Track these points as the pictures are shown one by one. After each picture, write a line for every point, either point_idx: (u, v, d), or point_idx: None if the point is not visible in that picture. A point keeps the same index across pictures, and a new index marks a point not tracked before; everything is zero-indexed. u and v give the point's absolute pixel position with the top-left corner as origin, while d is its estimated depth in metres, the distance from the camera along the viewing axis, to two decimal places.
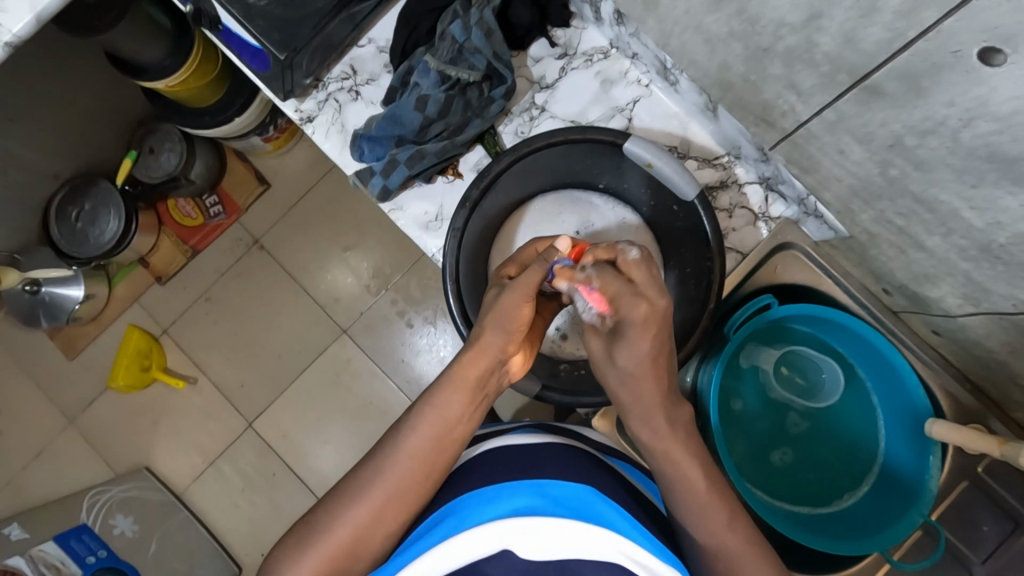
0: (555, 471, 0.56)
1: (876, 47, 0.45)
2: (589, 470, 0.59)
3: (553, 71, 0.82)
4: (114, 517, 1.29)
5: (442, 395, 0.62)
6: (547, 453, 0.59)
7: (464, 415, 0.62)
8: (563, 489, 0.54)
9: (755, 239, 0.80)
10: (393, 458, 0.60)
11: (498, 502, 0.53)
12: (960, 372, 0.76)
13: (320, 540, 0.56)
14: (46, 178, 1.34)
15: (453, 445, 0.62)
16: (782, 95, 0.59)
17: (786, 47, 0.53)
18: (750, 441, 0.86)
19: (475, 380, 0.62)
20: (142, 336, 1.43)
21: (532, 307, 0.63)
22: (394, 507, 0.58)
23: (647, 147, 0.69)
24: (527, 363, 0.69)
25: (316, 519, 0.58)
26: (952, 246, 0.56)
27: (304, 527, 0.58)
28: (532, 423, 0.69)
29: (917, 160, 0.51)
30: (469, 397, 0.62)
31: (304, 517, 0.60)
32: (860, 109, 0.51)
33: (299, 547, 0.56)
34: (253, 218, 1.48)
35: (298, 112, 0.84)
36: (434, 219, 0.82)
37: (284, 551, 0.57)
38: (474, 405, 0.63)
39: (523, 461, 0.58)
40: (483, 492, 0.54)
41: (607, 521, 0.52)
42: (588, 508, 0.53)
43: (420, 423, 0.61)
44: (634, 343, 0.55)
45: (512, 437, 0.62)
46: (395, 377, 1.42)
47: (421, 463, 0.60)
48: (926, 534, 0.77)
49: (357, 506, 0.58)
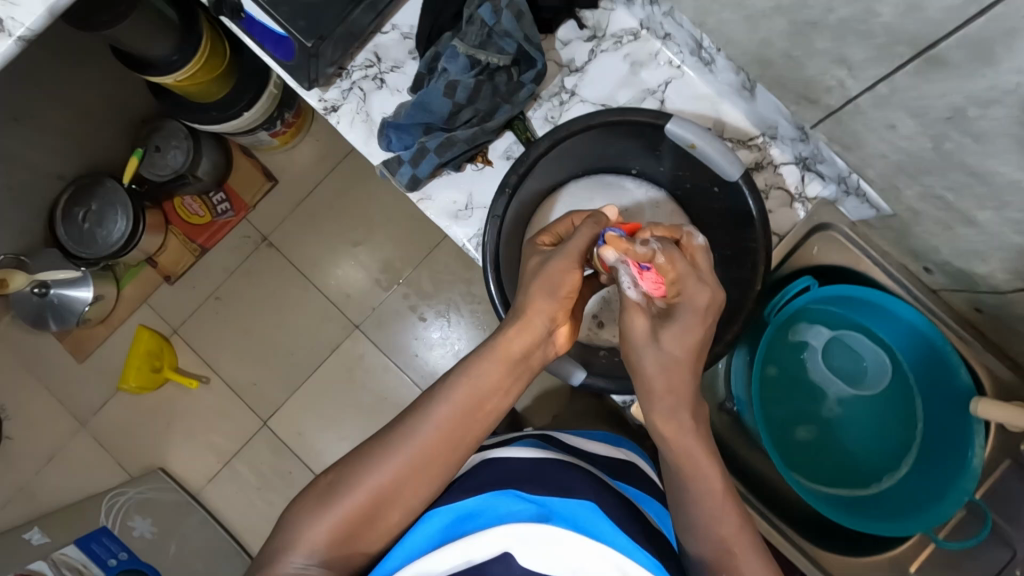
0: (557, 487, 0.57)
1: (942, 15, 0.43)
2: (592, 486, 0.59)
3: (582, 55, 0.81)
4: (132, 519, 1.28)
5: (483, 365, 0.60)
6: (552, 468, 0.60)
7: (501, 389, 0.60)
8: (562, 504, 0.55)
9: (789, 223, 0.78)
10: (423, 425, 0.58)
11: (501, 510, 0.54)
12: (999, 348, 0.76)
13: (344, 498, 0.55)
14: (51, 177, 1.32)
15: (486, 419, 0.60)
16: (830, 70, 0.58)
17: (838, 19, 0.51)
18: (780, 420, 0.85)
19: (517, 353, 0.61)
20: (153, 337, 1.42)
21: (580, 273, 0.62)
22: (423, 474, 0.57)
23: (689, 127, 0.66)
24: (572, 338, 0.67)
25: (339, 478, 0.56)
26: (1006, 220, 0.55)
27: (324, 483, 0.57)
28: (530, 436, 0.71)
29: (976, 132, 0.50)
30: (509, 369, 0.60)
31: (324, 474, 0.58)
32: (917, 81, 0.50)
33: (320, 504, 0.55)
34: (261, 215, 1.46)
35: (321, 101, 0.82)
36: (463, 208, 0.81)
37: (302, 506, 0.56)
38: (513, 379, 0.61)
39: (527, 475, 0.59)
40: (487, 499, 0.55)
41: (608, 539, 0.53)
42: (587, 522, 0.54)
43: (456, 392, 0.59)
44: (687, 328, 0.55)
45: (515, 450, 0.64)
46: (409, 372, 1.41)
47: (453, 430, 0.58)
48: (971, 513, 0.77)
49: (383, 467, 0.56)
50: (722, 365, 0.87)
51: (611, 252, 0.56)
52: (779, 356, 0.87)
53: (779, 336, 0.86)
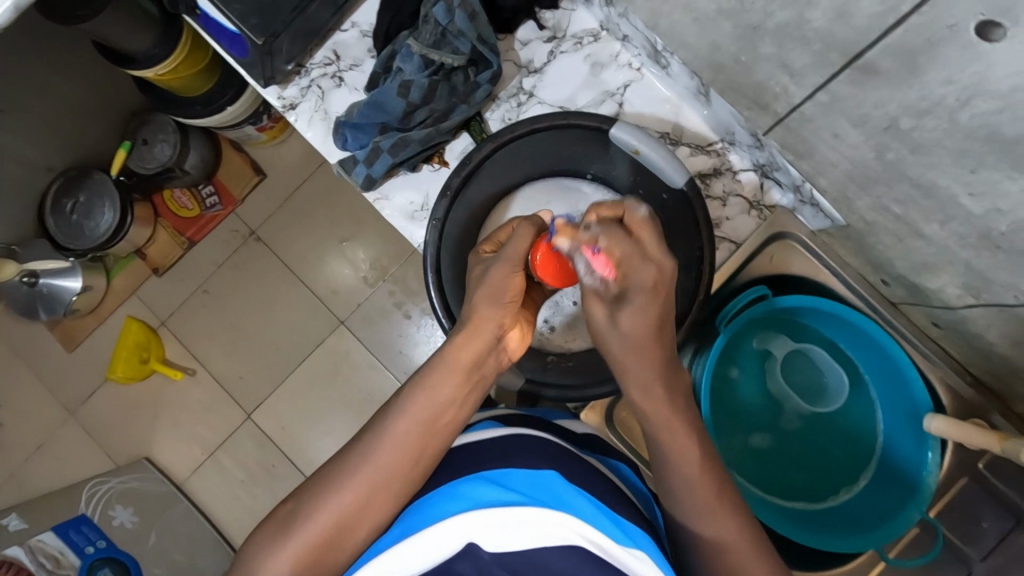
0: (521, 461, 0.55)
1: (868, 22, 0.42)
2: (559, 458, 0.57)
3: (541, 55, 0.80)
4: (113, 508, 1.26)
5: (434, 379, 0.57)
6: (517, 442, 0.57)
7: (456, 400, 0.58)
8: (527, 480, 0.53)
9: (749, 228, 0.77)
10: (379, 446, 0.55)
11: (463, 496, 0.51)
12: (960, 365, 0.74)
13: (305, 525, 0.53)
14: (42, 171, 1.32)
15: (444, 432, 0.57)
16: (774, 76, 0.56)
17: (776, 25, 0.50)
18: (733, 428, 0.83)
19: (469, 362, 0.58)
20: (141, 329, 1.42)
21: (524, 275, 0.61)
22: (383, 496, 0.54)
23: (633, 132, 0.69)
24: (525, 340, 0.63)
25: (299, 506, 0.54)
26: (951, 233, 0.53)
27: (285, 512, 0.54)
28: (495, 412, 0.67)
29: (914, 143, 0.48)
30: (463, 379, 0.58)
31: (285, 502, 0.56)
32: (854, 90, 0.49)
33: (281, 534, 0.53)
34: (249, 209, 1.46)
35: (280, 99, 0.83)
36: (419, 209, 0.81)
37: (264, 538, 0.53)
38: (467, 390, 0.58)
39: (490, 453, 0.56)
40: (450, 487, 0.53)
41: (576, 510, 0.51)
42: (554, 494, 0.52)
43: (410, 407, 0.56)
44: (641, 309, 0.52)
45: (480, 430, 0.61)
46: (393, 369, 1.40)
47: (410, 449, 0.55)
48: (924, 530, 0.76)
49: (342, 491, 0.54)
50: (683, 371, 0.85)
51: (562, 240, 0.56)
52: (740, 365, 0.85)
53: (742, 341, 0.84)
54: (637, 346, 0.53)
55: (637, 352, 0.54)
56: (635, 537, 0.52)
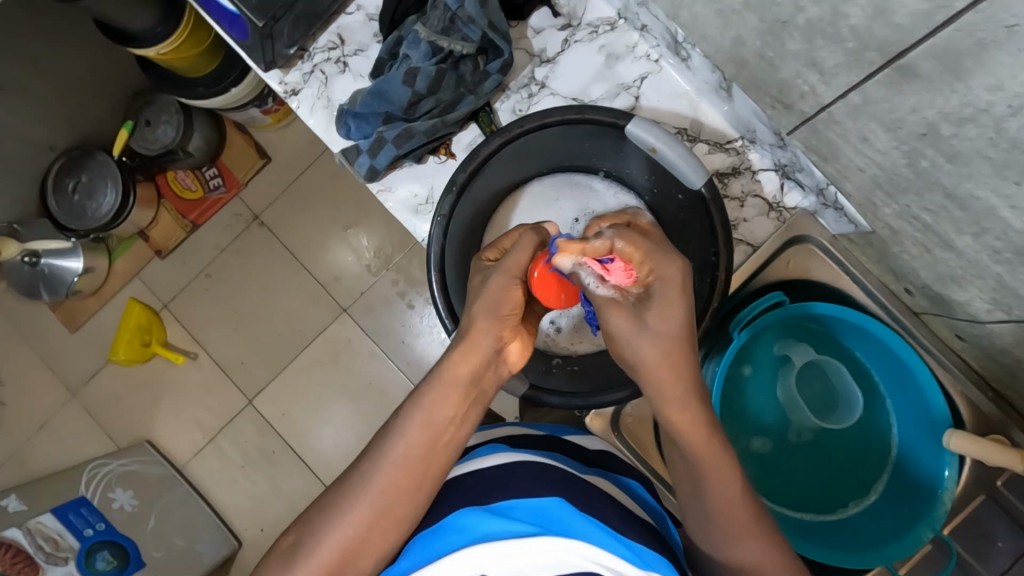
0: (522, 490, 0.53)
1: (911, 20, 0.39)
2: (560, 485, 0.56)
3: (555, 44, 0.77)
4: (113, 490, 1.21)
5: (433, 397, 0.55)
6: (519, 473, 0.56)
7: (456, 420, 0.56)
8: (532, 508, 0.51)
9: (767, 232, 0.74)
10: (379, 469, 0.53)
11: (465, 528, 0.49)
12: (981, 378, 0.71)
13: (308, 558, 0.50)
14: (43, 149, 1.29)
15: (445, 451, 0.55)
16: (801, 74, 0.53)
17: (807, 20, 0.46)
18: (736, 431, 0.81)
19: (468, 378, 0.56)
20: (143, 311, 1.38)
21: (523, 288, 0.59)
22: (387, 522, 0.52)
23: (651, 130, 0.66)
24: (526, 353, 0.61)
25: (300, 538, 0.51)
26: (984, 247, 0.50)
27: (285, 546, 0.52)
28: (495, 438, 0.68)
29: (951, 151, 0.45)
30: (461, 396, 0.56)
31: (285, 534, 0.53)
32: (888, 93, 0.46)
33: (282, 568, 0.50)
34: (253, 192, 1.41)
35: (282, 84, 0.81)
36: (424, 202, 0.79)
37: (265, 574, 0.51)
38: (467, 406, 0.57)
39: (489, 484, 0.55)
40: (451, 520, 0.51)
41: (582, 535, 0.49)
42: (561, 522, 0.50)
43: (408, 429, 0.54)
44: (668, 302, 0.52)
45: (482, 460, 0.59)
46: (395, 359, 1.36)
47: (410, 472, 0.53)
48: (937, 547, 0.74)
49: (344, 520, 0.51)
50: None
51: (567, 255, 0.54)
52: (752, 368, 0.83)
53: (756, 342, 0.82)
54: (664, 344, 0.52)
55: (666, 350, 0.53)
56: (644, 556, 0.51)
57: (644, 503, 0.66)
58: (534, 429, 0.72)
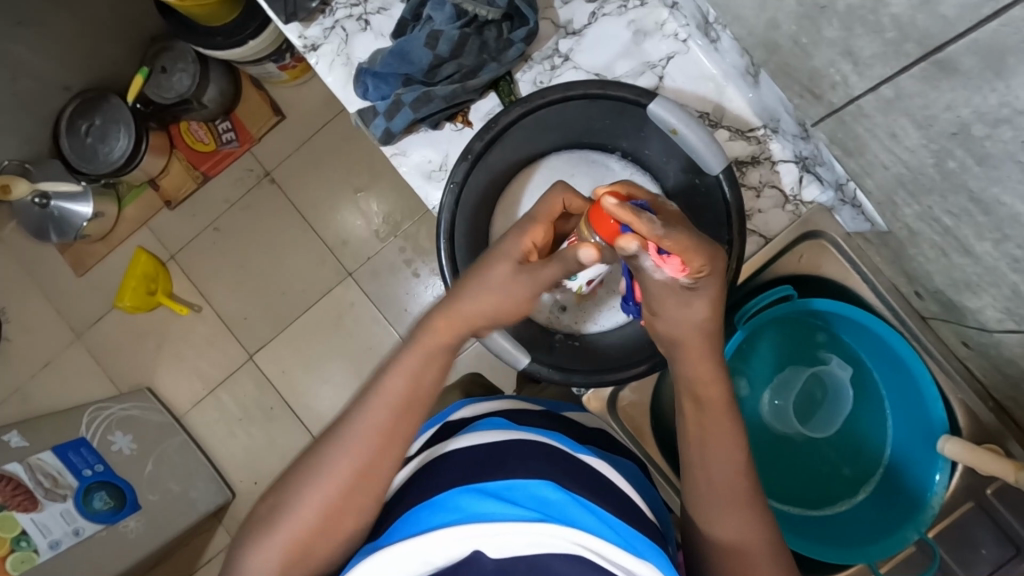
0: (524, 471, 0.54)
1: (956, 13, 0.37)
2: (559, 468, 0.56)
3: (582, 16, 0.76)
4: (113, 433, 1.20)
5: (411, 360, 0.58)
6: (521, 453, 0.56)
7: (426, 369, 0.58)
8: (532, 491, 0.52)
9: (781, 224, 0.74)
10: (351, 431, 0.55)
11: (461, 506, 0.50)
12: (983, 388, 0.72)
13: (289, 522, 0.53)
14: (58, 90, 1.27)
15: (419, 404, 0.57)
16: (834, 63, 0.51)
17: (847, 6, 0.45)
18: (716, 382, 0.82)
19: (438, 343, 0.58)
20: (150, 260, 1.38)
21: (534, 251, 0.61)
22: (365, 485, 0.55)
23: (673, 111, 0.66)
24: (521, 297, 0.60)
25: (280, 503, 0.54)
26: (1004, 255, 0.50)
27: (267, 510, 0.55)
28: (497, 408, 0.67)
29: (981, 153, 0.44)
30: (427, 357, 0.58)
31: (265, 499, 0.56)
32: (924, 87, 0.44)
33: (264, 531, 0.54)
34: (266, 148, 1.40)
35: (301, 38, 0.80)
36: (437, 168, 0.79)
37: (245, 538, 0.54)
38: (432, 356, 0.58)
39: (488, 460, 0.55)
40: (452, 496, 0.52)
41: (577, 522, 0.49)
42: (558, 509, 0.50)
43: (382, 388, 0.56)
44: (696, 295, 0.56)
45: (481, 433, 0.59)
46: (396, 326, 1.37)
47: (377, 434, 0.55)
48: (920, 551, 0.77)
49: (318, 484, 0.54)
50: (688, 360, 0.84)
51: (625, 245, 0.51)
52: (765, 339, 0.82)
53: (766, 331, 0.82)
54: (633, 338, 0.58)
55: (697, 326, 0.58)
56: (635, 543, 0.51)
57: (640, 490, 0.66)
58: (532, 404, 0.72)
